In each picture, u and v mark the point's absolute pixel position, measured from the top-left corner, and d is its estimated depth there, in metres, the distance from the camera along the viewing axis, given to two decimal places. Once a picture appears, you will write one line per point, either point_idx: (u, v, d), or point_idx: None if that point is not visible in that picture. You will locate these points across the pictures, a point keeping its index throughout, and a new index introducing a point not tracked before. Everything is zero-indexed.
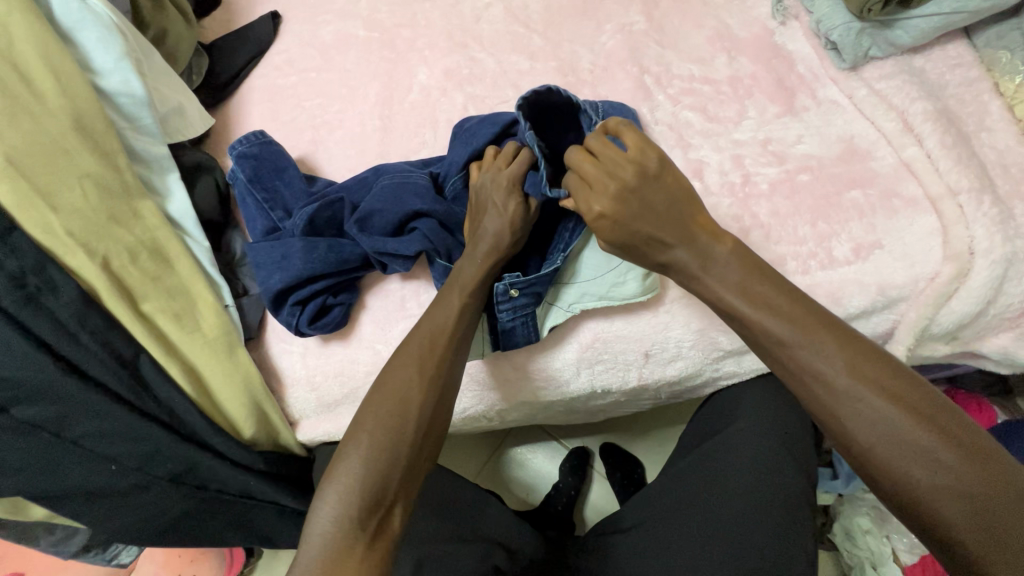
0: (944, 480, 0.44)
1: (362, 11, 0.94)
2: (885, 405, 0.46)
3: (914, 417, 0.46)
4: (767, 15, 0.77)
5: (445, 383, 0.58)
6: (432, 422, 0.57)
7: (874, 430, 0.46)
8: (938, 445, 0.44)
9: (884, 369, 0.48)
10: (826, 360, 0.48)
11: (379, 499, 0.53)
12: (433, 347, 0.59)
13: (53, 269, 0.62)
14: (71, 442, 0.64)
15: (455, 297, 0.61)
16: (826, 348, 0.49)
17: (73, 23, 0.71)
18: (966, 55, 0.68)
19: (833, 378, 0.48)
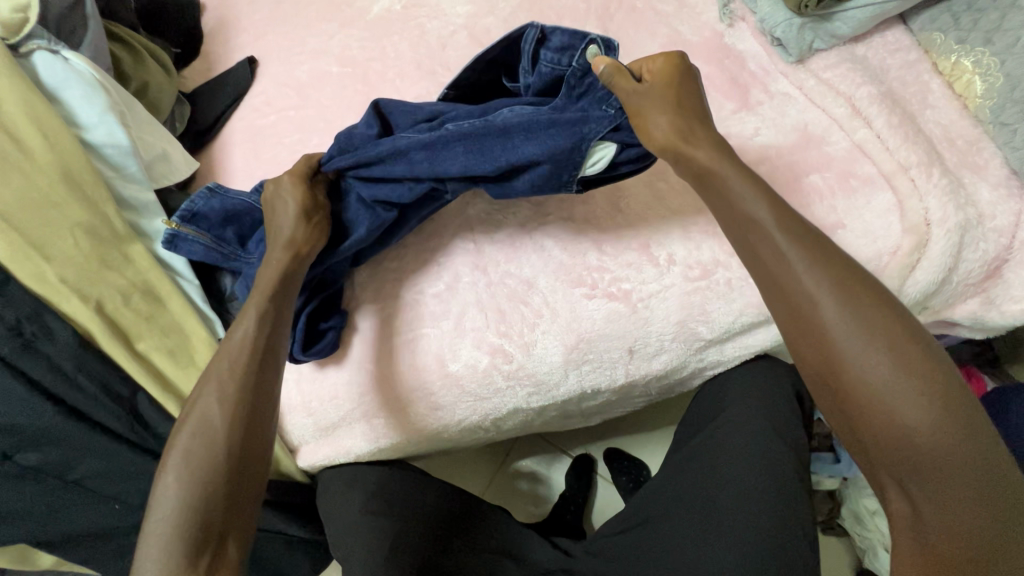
0: (935, 439, 0.44)
1: (335, 48, 0.98)
2: (887, 359, 0.46)
3: (917, 379, 0.45)
4: (715, 19, 0.81)
5: (255, 400, 0.57)
6: (254, 445, 0.56)
7: (867, 379, 0.46)
8: (949, 433, 0.44)
9: (894, 318, 0.47)
10: (836, 311, 0.47)
11: (203, 532, 0.51)
12: (242, 356, 0.59)
13: (49, 317, 0.65)
14: (74, 483, 0.65)
15: (252, 307, 0.62)
16: (840, 300, 0.48)
17: (58, 83, 0.75)
18: (903, 41, 0.71)
19: (839, 329, 0.47)
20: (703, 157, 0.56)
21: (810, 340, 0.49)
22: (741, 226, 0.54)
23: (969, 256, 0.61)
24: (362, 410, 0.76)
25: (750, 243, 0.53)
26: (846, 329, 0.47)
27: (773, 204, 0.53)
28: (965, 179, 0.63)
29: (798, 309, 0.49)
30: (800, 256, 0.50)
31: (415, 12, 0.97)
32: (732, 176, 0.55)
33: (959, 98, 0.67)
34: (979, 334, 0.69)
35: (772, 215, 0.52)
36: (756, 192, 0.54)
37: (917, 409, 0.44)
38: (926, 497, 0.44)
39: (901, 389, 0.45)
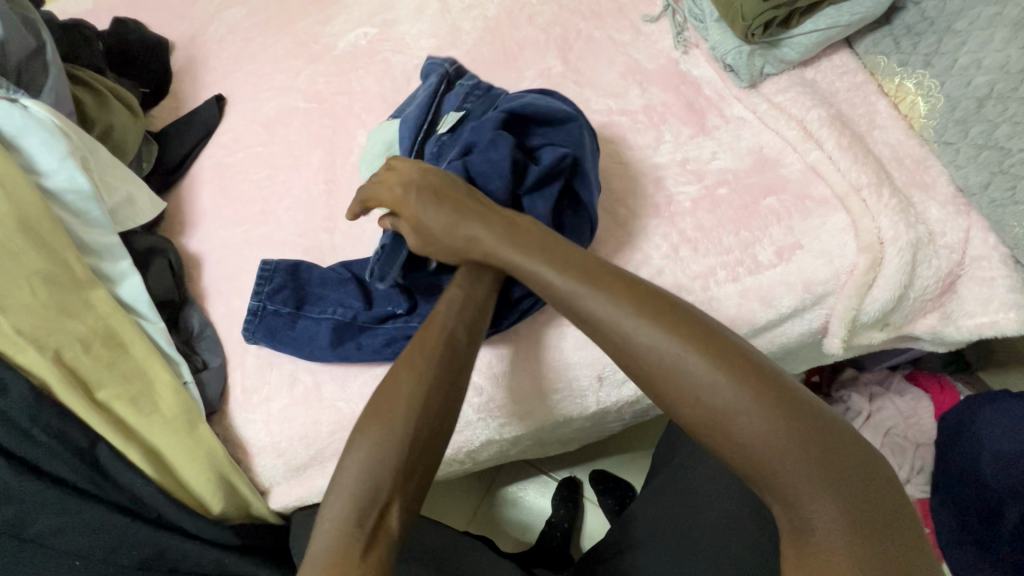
0: (802, 480, 0.43)
1: (301, 84, 0.99)
2: (749, 404, 0.45)
3: (781, 419, 0.44)
4: (671, 47, 0.83)
5: (448, 371, 0.56)
6: (445, 415, 0.54)
7: (759, 463, 0.44)
8: (808, 467, 0.43)
9: (788, 399, 0.45)
10: (755, 418, 0.44)
11: (376, 498, 0.49)
12: (451, 334, 0.58)
13: (2, 368, 0.63)
14: (31, 542, 0.63)
15: (459, 285, 0.61)
16: (690, 351, 0.47)
17: (16, 130, 0.74)
18: (850, 63, 0.73)
19: (692, 374, 0.47)
20: (495, 241, 0.58)
21: (700, 426, 0.46)
22: (614, 337, 0.51)
23: (923, 273, 0.62)
24: (333, 448, 0.75)
25: (604, 333, 0.51)
26: (745, 417, 0.44)
27: (639, 295, 0.51)
28: (915, 197, 0.65)
29: (646, 367, 0.48)
30: (675, 345, 0.48)
31: (380, 47, 0.98)
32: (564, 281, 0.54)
33: (906, 118, 0.69)
34: (941, 347, 0.70)
35: (623, 304, 0.50)
36: (601, 287, 0.52)
37: (779, 443, 0.44)
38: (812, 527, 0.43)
39: (791, 473, 0.43)
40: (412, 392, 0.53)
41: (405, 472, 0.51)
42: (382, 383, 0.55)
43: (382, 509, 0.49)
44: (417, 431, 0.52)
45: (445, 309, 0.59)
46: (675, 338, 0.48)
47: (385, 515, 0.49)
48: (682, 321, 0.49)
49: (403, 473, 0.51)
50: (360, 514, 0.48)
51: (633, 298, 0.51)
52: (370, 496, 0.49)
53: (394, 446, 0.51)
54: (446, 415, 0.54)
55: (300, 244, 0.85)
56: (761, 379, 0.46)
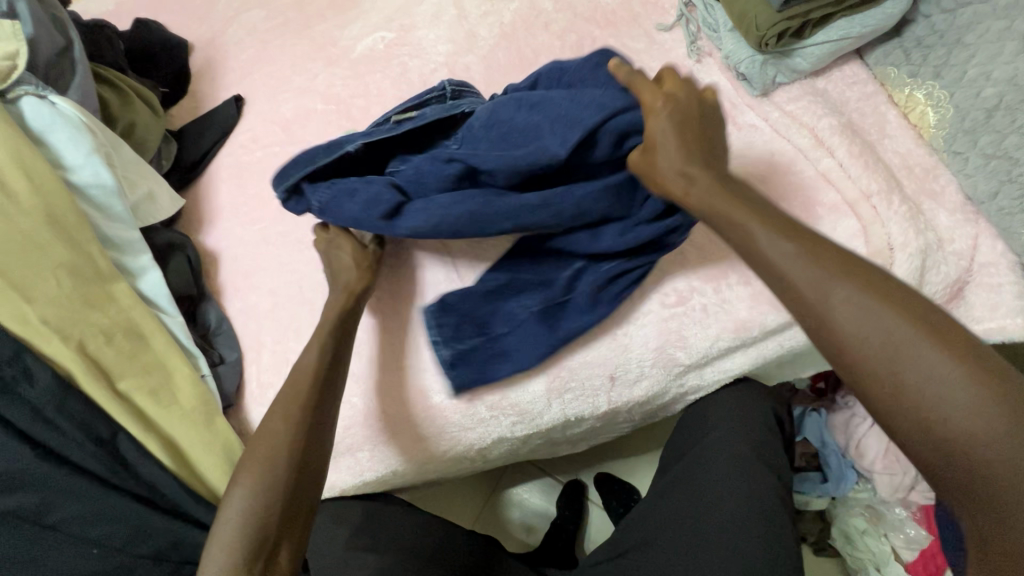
0: (998, 462, 0.36)
1: (319, 86, 1.01)
2: (948, 367, 0.38)
3: (986, 389, 0.37)
4: (684, 56, 0.85)
5: (316, 425, 0.60)
6: (314, 461, 0.59)
7: (969, 448, 0.37)
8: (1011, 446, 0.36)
9: (988, 366, 0.38)
10: (949, 385, 0.38)
11: (264, 538, 0.53)
12: (315, 381, 0.62)
13: (29, 358, 0.65)
14: (52, 528, 0.64)
15: (317, 333, 0.66)
16: (863, 297, 0.41)
17: (45, 127, 0.76)
18: (861, 74, 0.75)
19: (865, 328, 0.40)
20: (676, 189, 0.51)
21: (884, 404, 0.39)
22: (773, 273, 0.44)
23: (932, 279, 0.63)
24: (347, 443, 0.76)
25: (764, 262, 0.45)
26: (951, 395, 0.37)
27: (805, 236, 0.44)
28: (923, 205, 0.66)
29: (814, 311, 0.42)
30: (853, 292, 0.41)
31: (397, 51, 1.00)
32: (756, 227, 0.46)
33: (914, 128, 0.70)
34: None
35: (806, 250, 0.43)
36: (792, 238, 0.44)
37: (977, 418, 0.37)
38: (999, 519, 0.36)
39: (1012, 461, 0.36)
40: (288, 440, 0.58)
41: (288, 513, 0.56)
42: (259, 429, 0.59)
43: (273, 549, 0.54)
44: (288, 476, 0.56)
45: (314, 352, 0.64)
46: (869, 299, 0.41)
47: (273, 554, 0.54)
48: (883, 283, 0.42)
49: (286, 515, 0.55)
50: (249, 558, 0.52)
51: (804, 240, 0.44)
52: (258, 538, 0.53)
53: (279, 488, 0.55)
54: (317, 461, 0.59)
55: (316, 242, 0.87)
56: (974, 353, 0.39)
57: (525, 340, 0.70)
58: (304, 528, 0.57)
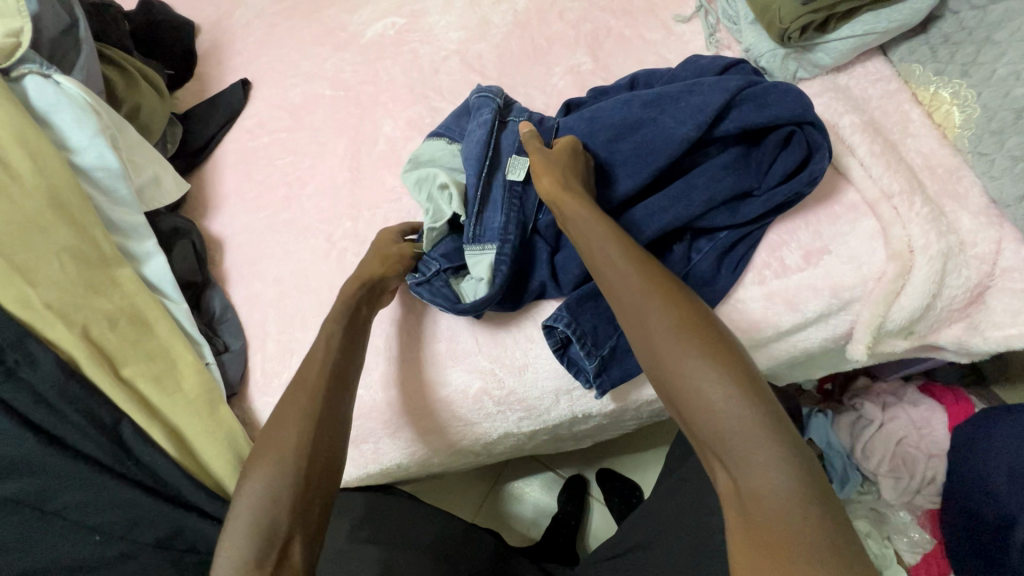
0: (754, 444, 0.44)
1: (328, 71, 0.99)
2: (722, 370, 0.46)
3: (743, 388, 0.46)
4: (702, 48, 0.83)
5: (327, 415, 0.59)
6: (324, 451, 0.58)
7: (729, 439, 0.45)
8: (765, 428, 0.44)
9: (741, 368, 0.47)
10: (712, 382, 0.46)
11: (275, 529, 0.53)
12: (322, 371, 0.61)
13: (31, 342, 0.64)
14: (54, 514, 0.64)
15: (328, 322, 0.65)
16: (663, 312, 0.50)
17: (49, 108, 0.75)
18: (885, 70, 0.73)
19: (662, 335, 0.49)
20: (573, 202, 0.59)
21: (684, 406, 0.47)
22: (613, 289, 0.54)
23: (952, 282, 0.62)
24: (352, 435, 0.75)
25: (617, 288, 0.53)
26: (721, 398, 0.45)
27: (642, 261, 0.54)
28: (946, 207, 0.65)
29: (637, 323, 0.51)
30: (665, 312, 0.50)
31: (408, 37, 0.98)
32: (610, 250, 0.55)
33: (939, 127, 0.69)
34: (964, 358, 0.70)
35: (640, 276, 0.52)
36: (637, 263, 0.53)
37: (728, 406, 0.45)
38: (749, 493, 0.43)
39: (762, 454, 0.43)
40: (300, 434, 0.57)
41: (302, 504, 0.55)
42: (269, 422, 0.59)
43: (284, 542, 0.53)
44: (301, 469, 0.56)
45: (324, 349, 0.63)
46: (683, 321, 0.49)
47: (286, 547, 0.53)
48: (690, 298, 0.52)
49: (300, 507, 0.54)
50: (263, 549, 0.52)
51: (649, 266, 0.54)
52: (270, 530, 0.53)
53: (292, 481, 0.55)
54: (329, 453, 0.58)
55: (322, 231, 0.85)
56: (737, 360, 0.47)
57: None
58: (317, 518, 0.56)
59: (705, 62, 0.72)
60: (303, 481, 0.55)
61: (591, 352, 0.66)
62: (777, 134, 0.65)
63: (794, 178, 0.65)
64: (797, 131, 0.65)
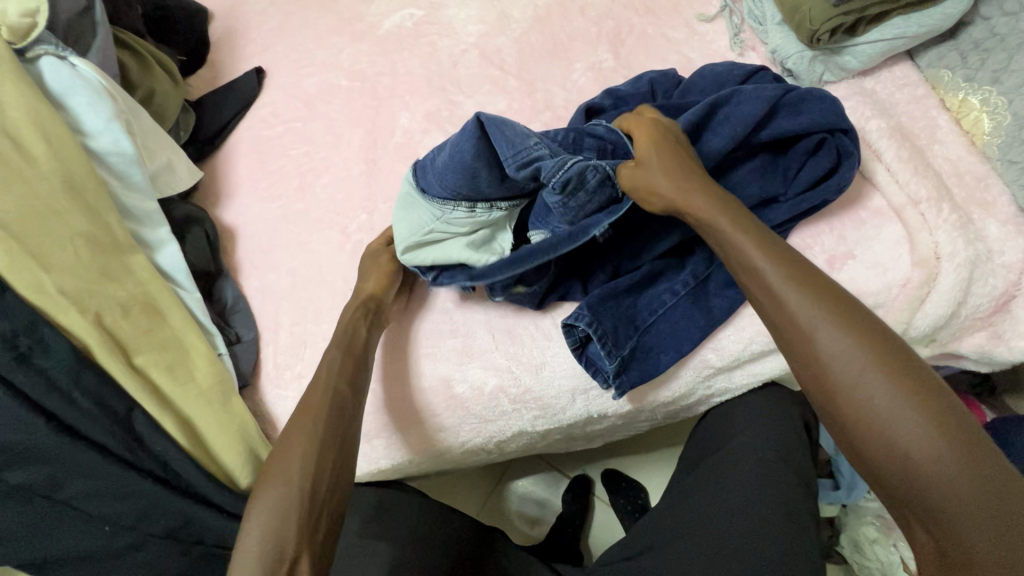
0: (955, 496, 0.39)
1: (345, 61, 0.98)
2: (917, 408, 0.41)
3: (945, 431, 0.40)
4: (726, 48, 0.83)
5: (337, 438, 0.58)
6: (333, 473, 0.57)
7: (939, 500, 0.40)
8: (970, 479, 0.39)
9: (946, 408, 0.41)
10: (907, 420, 0.41)
11: (282, 553, 0.51)
12: (332, 395, 0.60)
13: (44, 328, 0.62)
14: (63, 503, 0.63)
15: (335, 346, 0.65)
16: (845, 336, 0.45)
17: (64, 90, 0.74)
18: (912, 76, 0.73)
19: (837, 361, 0.44)
20: (695, 202, 0.56)
21: (881, 462, 0.42)
22: (769, 309, 0.49)
23: (978, 290, 0.62)
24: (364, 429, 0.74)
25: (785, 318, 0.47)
26: (929, 452, 0.40)
27: (804, 278, 0.48)
28: (973, 215, 0.64)
29: (797, 346, 0.47)
30: (841, 334, 0.45)
31: (426, 29, 0.97)
32: (771, 273, 0.49)
33: (966, 134, 0.68)
34: (985, 367, 0.70)
35: (810, 298, 0.46)
36: (797, 279, 0.48)
37: (929, 450, 0.40)
38: (950, 540, 0.40)
39: (966, 503, 0.39)
40: (303, 456, 0.56)
41: (308, 526, 0.53)
42: (278, 443, 0.58)
43: (291, 564, 0.52)
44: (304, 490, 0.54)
45: (326, 372, 0.63)
46: (875, 360, 0.43)
47: (293, 570, 0.51)
48: (862, 319, 0.45)
49: (308, 529, 0.53)
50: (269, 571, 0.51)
51: (812, 285, 0.47)
52: (276, 551, 0.51)
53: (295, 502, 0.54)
54: (337, 475, 0.57)
55: (337, 223, 0.84)
56: (937, 398, 0.42)
57: (670, 327, 0.68)
58: (326, 542, 0.55)
59: (724, 70, 0.71)
60: (310, 503, 0.54)
61: (613, 352, 0.65)
62: (806, 141, 0.64)
63: (821, 185, 0.64)
64: (829, 138, 0.64)
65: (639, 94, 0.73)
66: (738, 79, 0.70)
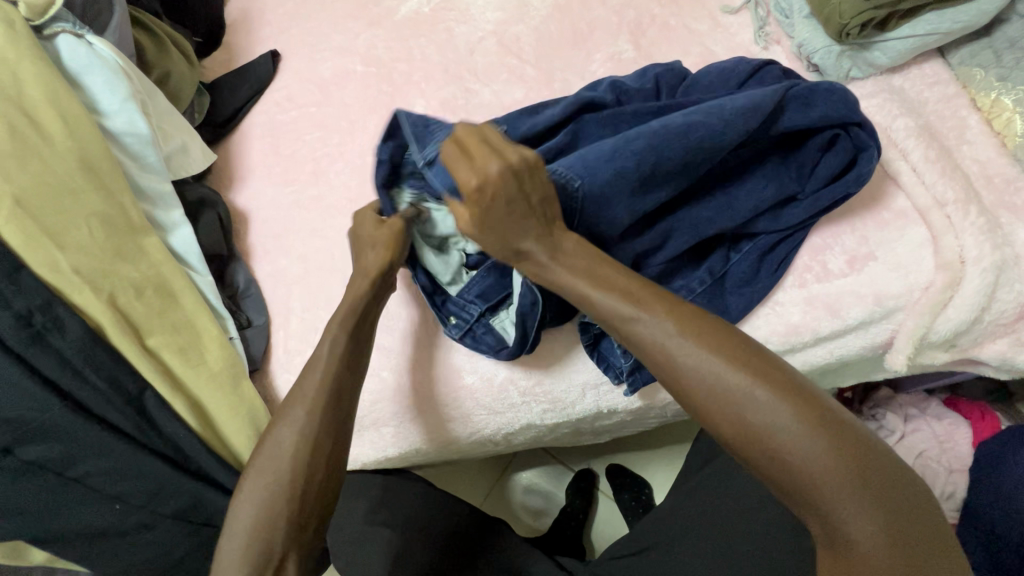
0: (821, 479, 0.43)
1: (360, 46, 0.97)
2: (777, 406, 0.45)
3: (804, 421, 0.44)
4: (750, 41, 0.81)
5: (333, 434, 0.57)
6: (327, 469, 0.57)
7: (820, 500, 0.43)
8: (832, 461, 0.43)
9: (798, 396, 0.45)
10: (772, 419, 0.44)
11: (271, 550, 0.53)
12: (327, 387, 0.57)
13: (59, 307, 0.63)
14: (76, 481, 0.63)
15: (336, 328, 0.60)
16: (707, 350, 0.47)
17: (81, 68, 0.73)
18: (942, 73, 0.71)
19: (706, 377, 0.47)
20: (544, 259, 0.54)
21: (764, 466, 0.45)
22: (636, 332, 0.50)
23: (1002, 296, 0.60)
24: (373, 417, 0.73)
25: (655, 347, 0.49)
26: (809, 460, 0.43)
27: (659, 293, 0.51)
28: (1001, 219, 0.63)
29: (670, 368, 0.48)
30: (702, 348, 0.47)
31: (444, 15, 0.96)
32: (637, 304, 0.50)
33: (997, 135, 0.67)
34: (1004, 374, 0.68)
35: (668, 312, 0.49)
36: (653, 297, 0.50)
37: (794, 445, 0.44)
38: (825, 521, 0.44)
39: (830, 487, 0.43)
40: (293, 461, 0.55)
41: (301, 520, 0.55)
42: (268, 437, 0.57)
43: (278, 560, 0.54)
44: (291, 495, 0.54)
45: (327, 352, 0.59)
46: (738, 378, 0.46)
47: (280, 564, 0.54)
48: (714, 328, 0.48)
49: (298, 525, 0.54)
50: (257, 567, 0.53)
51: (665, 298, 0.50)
52: (263, 550, 0.53)
53: (284, 503, 0.54)
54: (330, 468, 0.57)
55: (350, 210, 0.84)
56: (793, 391, 0.45)
57: None
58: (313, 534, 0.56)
59: (728, 67, 0.69)
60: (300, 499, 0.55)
61: (628, 351, 0.65)
62: (819, 138, 0.63)
63: (841, 179, 0.63)
64: (842, 135, 0.63)
65: (643, 91, 0.69)
66: (744, 76, 0.67)
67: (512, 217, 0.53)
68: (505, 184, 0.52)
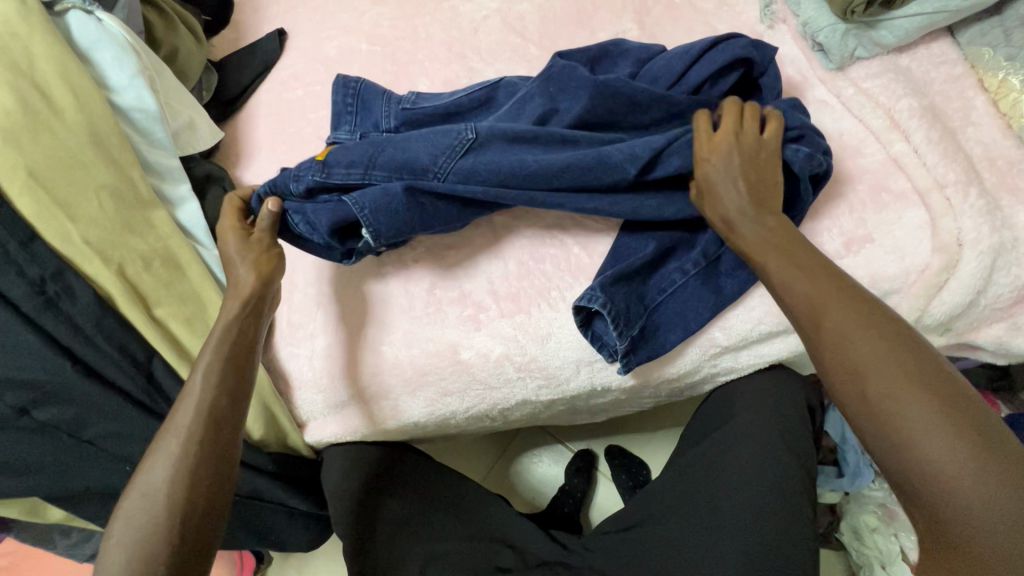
0: (953, 468, 0.41)
1: (365, 25, 0.97)
2: (912, 386, 0.44)
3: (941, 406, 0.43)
4: (756, 20, 0.80)
5: (233, 386, 0.58)
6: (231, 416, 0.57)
7: (942, 490, 0.41)
8: (969, 455, 0.41)
9: (940, 385, 0.44)
10: (907, 393, 0.44)
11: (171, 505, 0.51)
12: (226, 341, 0.60)
13: (71, 276, 0.65)
14: (87, 442, 0.66)
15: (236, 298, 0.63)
16: (851, 314, 0.48)
17: (90, 44, 0.75)
18: (951, 53, 0.70)
19: (849, 346, 0.47)
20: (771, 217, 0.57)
21: (854, 403, 0.46)
22: (795, 300, 0.51)
23: (1000, 279, 0.60)
24: (373, 389, 0.76)
25: (781, 288, 0.53)
26: (941, 444, 0.42)
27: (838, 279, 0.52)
28: (1003, 201, 0.62)
29: (815, 333, 0.49)
30: (846, 314, 0.48)
31: None
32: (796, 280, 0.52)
33: (1004, 117, 0.66)
34: (1001, 358, 0.68)
35: (830, 286, 0.50)
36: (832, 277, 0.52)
37: (927, 425, 0.43)
38: (945, 515, 0.41)
39: (959, 476, 0.41)
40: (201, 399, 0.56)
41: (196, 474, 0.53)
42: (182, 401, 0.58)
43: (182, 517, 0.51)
44: (203, 435, 0.54)
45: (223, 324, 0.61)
46: (844, 309, 0.49)
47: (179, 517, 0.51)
48: (867, 305, 0.49)
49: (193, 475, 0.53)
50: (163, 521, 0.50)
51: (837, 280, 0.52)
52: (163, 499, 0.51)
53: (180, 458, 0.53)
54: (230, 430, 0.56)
55: None
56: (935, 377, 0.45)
57: (686, 305, 0.68)
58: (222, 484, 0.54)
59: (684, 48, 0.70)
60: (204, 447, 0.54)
61: (624, 332, 0.66)
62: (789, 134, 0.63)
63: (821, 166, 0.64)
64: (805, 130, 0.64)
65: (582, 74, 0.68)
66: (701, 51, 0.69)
67: (727, 178, 0.59)
68: (747, 147, 0.60)
